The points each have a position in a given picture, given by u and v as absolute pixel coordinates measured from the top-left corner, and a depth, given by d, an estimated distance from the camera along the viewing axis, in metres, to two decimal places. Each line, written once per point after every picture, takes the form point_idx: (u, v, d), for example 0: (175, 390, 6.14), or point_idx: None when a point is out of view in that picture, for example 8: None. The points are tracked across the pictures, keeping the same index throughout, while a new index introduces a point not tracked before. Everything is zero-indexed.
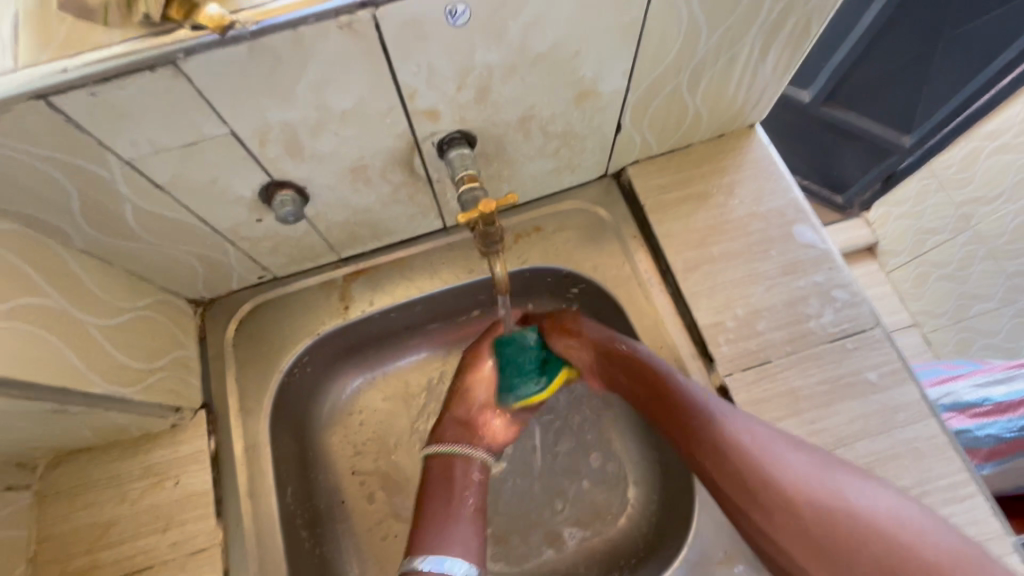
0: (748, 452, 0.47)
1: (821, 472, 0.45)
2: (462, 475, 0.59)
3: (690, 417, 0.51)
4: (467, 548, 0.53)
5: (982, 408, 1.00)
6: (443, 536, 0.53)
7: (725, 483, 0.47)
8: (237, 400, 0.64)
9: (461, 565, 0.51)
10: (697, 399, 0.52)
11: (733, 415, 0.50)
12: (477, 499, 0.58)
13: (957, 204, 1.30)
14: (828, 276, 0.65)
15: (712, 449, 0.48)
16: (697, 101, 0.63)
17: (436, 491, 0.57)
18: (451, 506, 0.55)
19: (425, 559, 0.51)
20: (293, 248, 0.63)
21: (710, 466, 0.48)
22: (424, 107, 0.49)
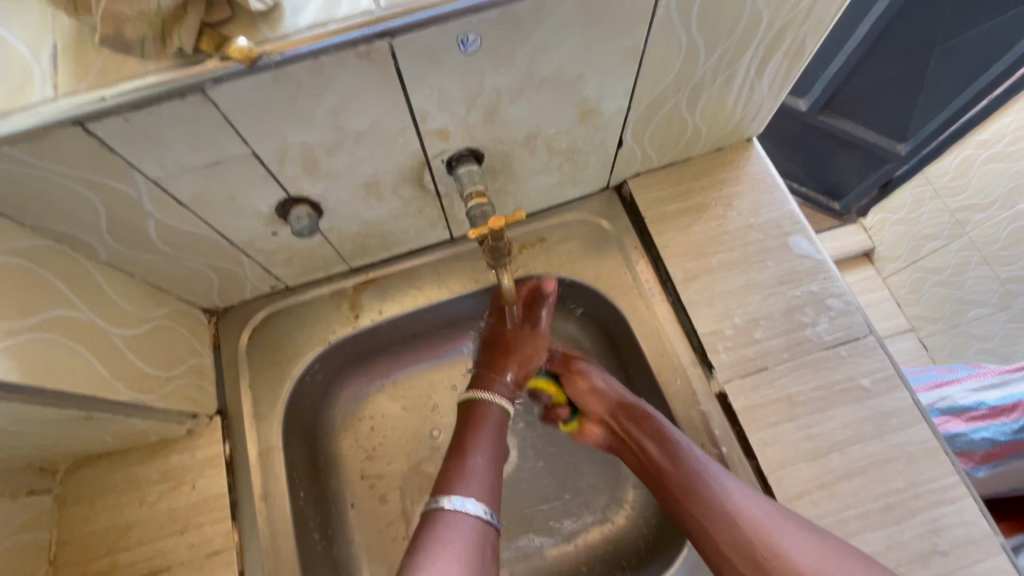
0: (763, 535, 0.51)
1: (826, 551, 0.50)
2: (490, 425, 0.60)
3: (711, 503, 0.53)
4: (490, 494, 0.54)
5: (980, 411, 1.03)
6: (472, 479, 0.54)
7: (741, 561, 0.52)
8: (251, 406, 0.66)
9: (476, 505, 0.52)
10: (718, 482, 0.54)
11: (750, 499, 0.53)
12: (499, 451, 0.59)
13: (952, 212, 1.33)
14: (823, 286, 0.67)
15: (734, 533, 0.52)
16: (696, 118, 0.66)
17: (468, 440, 0.58)
18: (476, 453, 0.57)
19: (455, 500, 0.52)
20: (306, 259, 0.66)
21: (727, 547, 0.52)
22: (435, 127, 0.51)
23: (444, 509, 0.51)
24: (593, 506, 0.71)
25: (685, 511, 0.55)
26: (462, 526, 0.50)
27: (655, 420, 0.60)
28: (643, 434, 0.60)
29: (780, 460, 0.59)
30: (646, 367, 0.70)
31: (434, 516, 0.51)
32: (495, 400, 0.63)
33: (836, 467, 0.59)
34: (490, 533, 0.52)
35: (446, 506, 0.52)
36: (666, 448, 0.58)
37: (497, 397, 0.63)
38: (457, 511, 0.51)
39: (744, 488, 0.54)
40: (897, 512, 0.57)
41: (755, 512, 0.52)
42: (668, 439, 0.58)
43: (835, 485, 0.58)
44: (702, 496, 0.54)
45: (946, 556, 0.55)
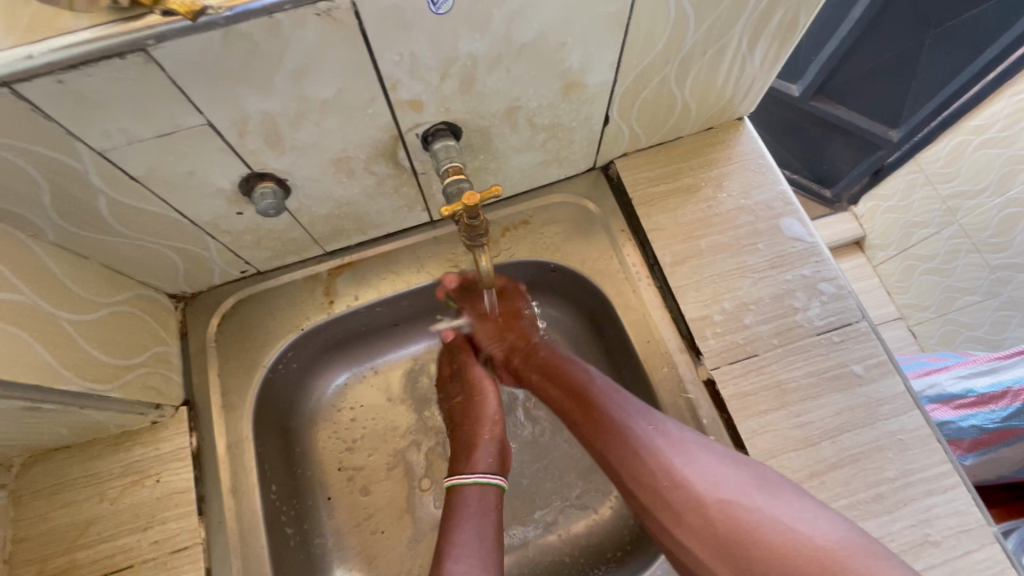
0: (660, 460, 0.49)
1: (731, 478, 0.47)
2: (470, 506, 0.56)
3: (612, 428, 0.53)
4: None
5: (967, 399, 1.03)
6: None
7: (639, 490, 0.50)
8: (220, 396, 0.63)
9: None
10: (620, 408, 0.54)
11: (657, 426, 0.52)
12: (486, 545, 0.52)
13: (944, 199, 1.31)
14: (815, 270, 0.65)
15: (631, 460, 0.51)
16: (686, 93, 0.63)
17: (447, 537, 0.52)
18: (456, 551, 0.50)
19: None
20: (276, 242, 0.62)
21: (625, 475, 0.51)
22: (407, 98, 0.48)
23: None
24: (580, 498, 0.69)
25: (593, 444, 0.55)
26: None
27: (552, 351, 0.65)
28: (543, 368, 0.64)
29: (769, 449, 0.57)
30: (633, 354, 0.67)
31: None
32: (467, 481, 0.58)
33: (827, 455, 0.57)
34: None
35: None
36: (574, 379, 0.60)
37: (475, 475, 0.58)
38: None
39: (655, 419, 0.53)
40: (889, 502, 0.55)
41: (660, 438, 0.51)
42: (561, 366, 0.62)
43: (826, 474, 0.56)
44: (604, 423, 0.54)
45: (938, 546, 0.53)
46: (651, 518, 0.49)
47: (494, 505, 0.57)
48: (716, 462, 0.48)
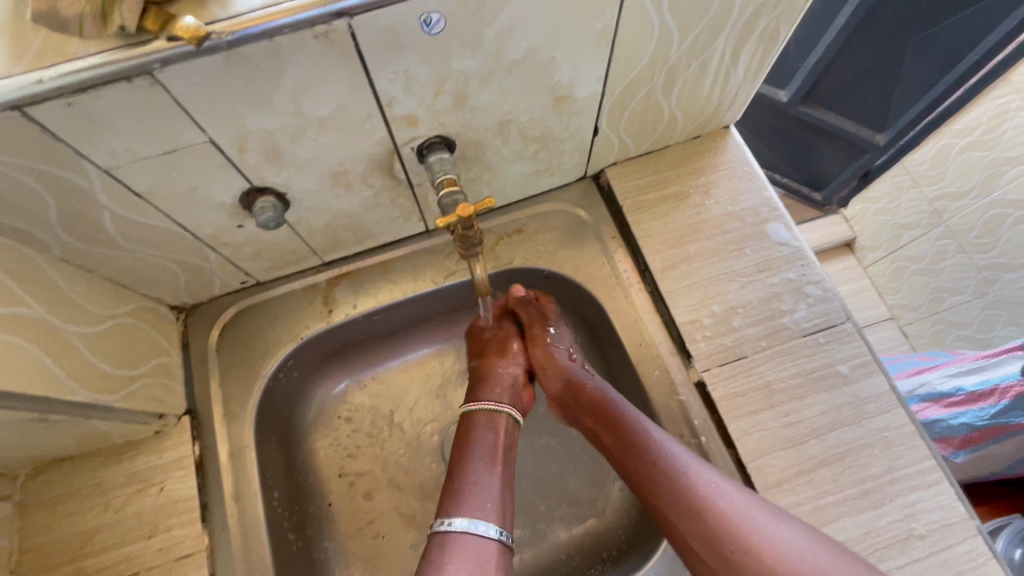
0: (732, 524, 0.47)
1: (803, 546, 0.46)
2: (488, 428, 0.57)
3: (672, 485, 0.51)
4: (495, 512, 0.49)
5: (955, 397, 1.07)
6: (474, 498, 0.49)
7: (705, 552, 0.47)
8: (221, 406, 0.64)
9: (489, 528, 0.47)
10: (680, 463, 0.52)
11: (721, 487, 0.50)
12: (505, 464, 0.54)
13: (931, 200, 1.36)
14: (801, 273, 0.67)
15: (699, 521, 0.48)
16: (672, 104, 0.65)
17: (465, 449, 0.54)
18: (474, 463, 0.52)
19: (460, 521, 0.47)
20: (275, 253, 0.64)
21: (688, 533, 0.48)
22: (402, 113, 0.50)
23: (450, 533, 0.47)
24: (576, 499, 0.71)
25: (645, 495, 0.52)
26: (470, 550, 0.45)
27: (605, 395, 0.59)
28: (594, 408, 0.59)
29: (759, 448, 0.59)
30: (625, 358, 0.69)
31: (439, 544, 0.46)
32: (490, 407, 0.58)
33: (815, 453, 0.59)
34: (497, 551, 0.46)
35: (447, 528, 0.47)
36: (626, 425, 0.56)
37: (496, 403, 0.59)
38: (456, 533, 0.46)
39: (715, 477, 0.51)
40: (875, 498, 0.57)
41: (724, 499, 0.49)
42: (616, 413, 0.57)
43: (813, 472, 0.58)
44: (664, 476, 0.52)
45: (923, 540, 0.55)
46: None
47: (510, 430, 0.58)
48: (785, 529, 0.47)
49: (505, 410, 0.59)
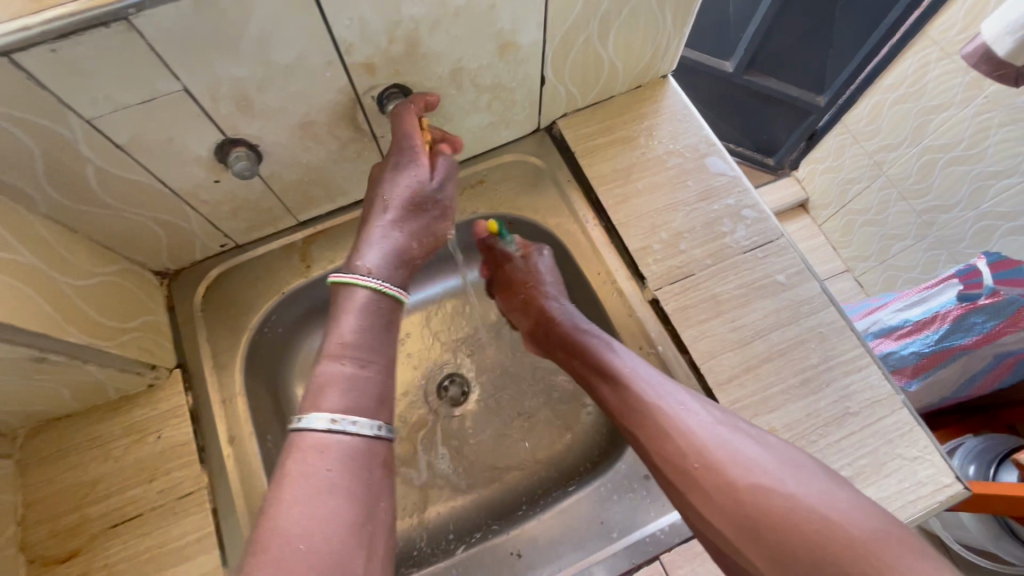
0: (695, 446, 0.52)
1: (776, 468, 0.48)
2: (370, 314, 0.50)
3: (647, 416, 0.56)
4: (378, 406, 0.47)
5: (904, 328, 1.26)
6: (349, 390, 0.46)
7: (676, 474, 0.52)
8: (210, 359, 0.68)
9: (359, 424, 0.44)
10: (654, 393, 0.57)
11: (703, 422, 0.53)
12: (385, 356, 0.50)
13: (870, 154, 1.56)
14: (739, 198, 0.73)
15: (677, 453, 0.52)
16: (610, 52, 0.71)
17: (342, 332, 0.49)
18: (354, 353, 0.48)
19: (331, 417, 0.43)
20: (252, 211, 0.68)
21: (666, 465, 0.53)
22: (361, 60, 0.55)
23: (314, 434, 0.43)
24: (553, 422, 0.76)
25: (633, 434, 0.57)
26: (333, 457, 0.42)
27: (583, 335, 0.66)
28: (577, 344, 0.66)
29: (709, 351, 0.65)
30: (588, 287, 0.75)
31: (304, 440, 0.43)
32: (371, 286, 0.51)
33: (760, 351, 0.65)
34: (382, 448, 0.45)
35: (309, 425, 0.43)
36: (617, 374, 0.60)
37: (384, 283, 0.52)
38: (329, 430, 0.43)
39: (701, 415, 0.54)
40: (814, 384, 0.63)
41: (689, 425, 0.53)
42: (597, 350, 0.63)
43: (759, 367, 0.64)
44: (637, 406, 0.57)
45: (857, 416, 0.62)
46: (687, 499, 0.51)
47: (393, 313, 0.52)
48: (747, 450, 0.50)
49: (392, 292, 0.52)
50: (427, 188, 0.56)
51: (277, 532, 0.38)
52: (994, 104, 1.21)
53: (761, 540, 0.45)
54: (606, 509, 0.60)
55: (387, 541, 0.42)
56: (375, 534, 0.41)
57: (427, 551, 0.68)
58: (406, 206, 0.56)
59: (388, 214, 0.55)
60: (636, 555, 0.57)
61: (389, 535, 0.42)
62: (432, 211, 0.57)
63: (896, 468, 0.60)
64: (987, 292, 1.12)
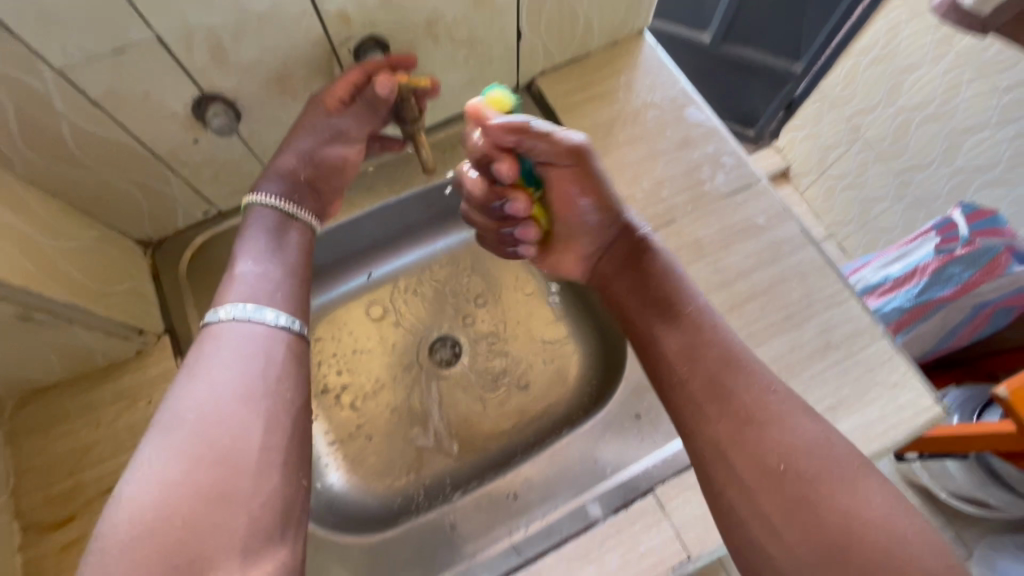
0: (776, 437, 0.45)
1: (859, 478, 0.43)
2: (266, 225, 0.58)
3: (732, 390, 0.48)
4: (275, 304, 0.51)
5: (886, 284, 1.31)
6: (250, 290, 0.51)
7: (746, 461, 0.45)
8: (197, 324, 0.68)
9: (260, 315, 0.49)
10: (738, 368, 0.50)
11: (806, 430, 0.45)
12: (286, 258, 0.56)
13: (847, 119, 1.59)
14: (717, 146, 0.74)
15: (763, 453, 0.45)
16: (585, 6, 0.71)
17: (245, 241, 0.56)
18: (252, 254, 0.54)
19: (230, 309, 0.49)
20: (234, 175, 0.68)
21: (733, 449, 0.46)
22: (335, 9, 0.54)
23: (216, 322, 0.49)
24: (544, 375, 0.77)
25: (707, 419, 0.48)
26: (229, 339, 0.47)
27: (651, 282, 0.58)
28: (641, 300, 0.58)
29: None
30: None
31: (213, 331, 0.49)
32: (267, 203, 0.59)
33: (743, 290, 0.66)
34: (283, 339, 0.49)
35: (213, 319, 0.49)
36: (708, 355, 0.51)
37: (280, 199, 0.59)
38: (228, 320, 0.49)
39: (802, 418, 0.46)
40: (796, 319, 0.65)
41: (776, 413, 0.46)
42: (664, 306, 0.56)
43: (742, 305, 0.66)
44: (714, 376, 0.50)
45: (839, 347, 0.64)
46: (742, 502, 0.44)
47: (296, 232, 0.59)
48: (833, 453, 0.44)
49: (296, 215, 0.60)
50: (332, 121, 0.61)
51: (170, 408, 0.43)
52: (961, 61, 1.24)
53: (831, 569, 0.40)
54: (597, 449, 0.62)
55: (289, 415, 0.45)
56: (269, 407, 0.44)
57: (426, 504, 0.70)
58: (314, 142, 0.61)
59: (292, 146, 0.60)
60: (628, 492, 0.58)
61: (296, 409, 0.46)
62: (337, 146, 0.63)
63: (878, 395, 0.61)
64: (963, 242, 1.17)
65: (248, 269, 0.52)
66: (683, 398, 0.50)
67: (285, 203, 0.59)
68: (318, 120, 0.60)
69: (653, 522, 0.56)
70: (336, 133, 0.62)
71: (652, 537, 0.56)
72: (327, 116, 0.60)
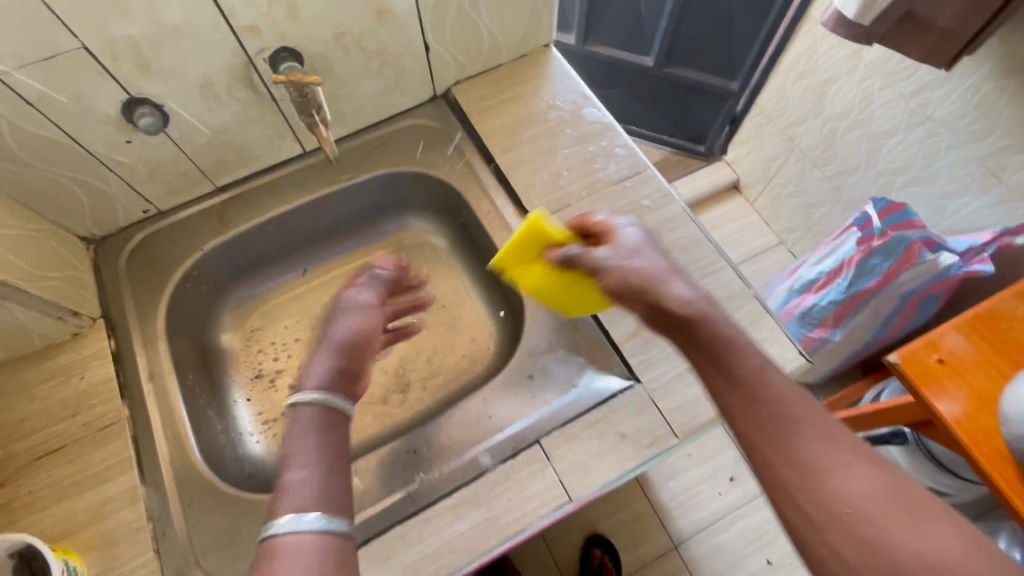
0: (834, 476, 0.38)
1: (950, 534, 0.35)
2: (318, 419, 0.52)
3: (779, 414, 0.40)
4: (329, 502, 0.45)
5: (822, 279, 1.38)
6: (304, 490, 0.45)
7: (805, 512, 0.37)
8: (134, 310, 0.74)
9: (315, 518, 0.43)
10: (783, 392, 0.41)
11: (865, 476, 0.37)
12: (337, 460, 0.49)
13: (784, 130, 1.70)
14: (611, 140, 0.82)
15: (827, 495, 0.37)
16: (487, 22, 0.79)
17: (294, 444, 0.49)
18: (300, 459, 0.48)
19: (288, 518, 0.42)
20: (169, 174, 0.75)
21: (795, 495, 0.38)
22: (246, 23, 0.63)
23: (277, 533, 0.42)
24: (464, 356, 0.82)
25: (761, 458, 0.40)
26: (290, 553, 0.41)
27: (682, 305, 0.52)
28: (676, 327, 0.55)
29: None
30: (480, 230, 0.82)
31: (269, 547, 0.41)
32: (320, 394, 0.54)
33: None
34: (342, 543, 0.43)
35: (270, 533, 0.42)
36: (776, 371, 0.42)
37: (324, 389, 0.55)
38: (290, 532, 0.42)
39: (856, 461, 0.38)
40: None
41: (834, 454, 0.38)
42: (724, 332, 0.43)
43: None
44: (755, 396, 0.41)
45: None
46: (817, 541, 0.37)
47: (336, 424, 0.53)
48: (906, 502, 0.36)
49: (340, 408, 0.54)
50: (353, 300, 0.66)
51: None
52: (872, 72, 1.35)
53: None
54: (493, 406, 0.68)
55: None
56: None
57: None
58: (339, 318, 0.64)
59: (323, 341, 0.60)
60: (518, 442, 0.64)
61: None
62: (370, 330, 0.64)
63: None
64: (878, 235, 1.22)
65: (300, 471, 0.46)
66: (755, 422, 0.40)
67: (327, 397, 0.54)
68: (353, 304, 0.66)
69: (538, 469, 0.62)
70: (358, 305, 0.66)
71: (536, 483, 0.61)
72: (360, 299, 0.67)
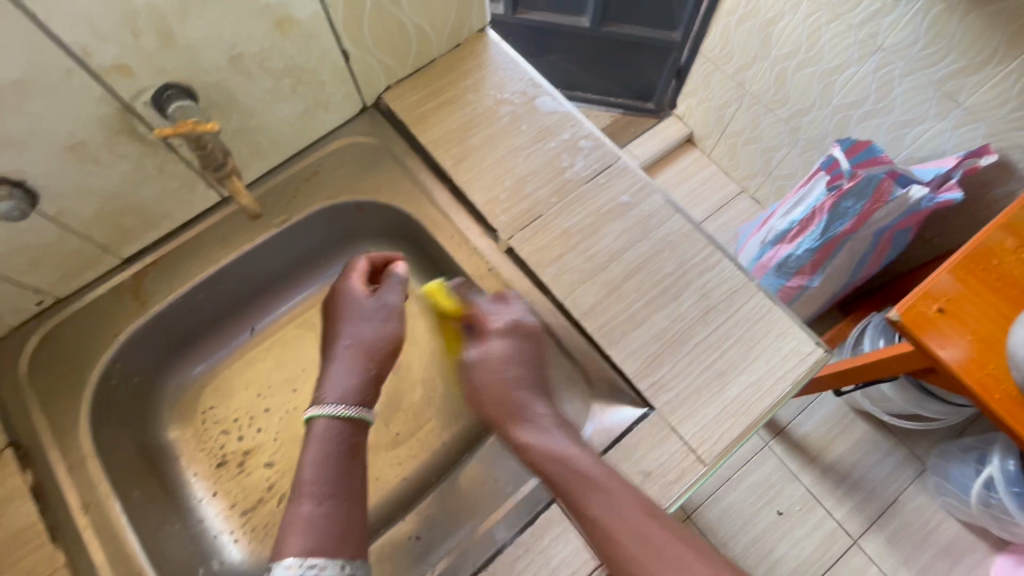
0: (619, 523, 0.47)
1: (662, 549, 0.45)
2: (333, 444, 0.53)
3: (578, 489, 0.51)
4: (343, 541, 0.47)
5: (794, 229, 1.29)
6: (307, 527, 0.47)
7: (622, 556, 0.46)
8: (48, 429, 0.61)
9: (316, 563, 0.45)
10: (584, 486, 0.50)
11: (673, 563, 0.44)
12: (347, 488, 0.51)
13: (732, 77, 1.61)
14: (573, 132, 0.73)
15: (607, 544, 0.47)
16: (411, 15, 0.67)
17: (305, 475, 0.51)
18: (311, 492, 0.49)
19: (294, 563, 0.44)
20: (57, 257, 0.62)
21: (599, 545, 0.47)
22: (109, 63, 0.50)
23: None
24: (453, 398, 0.74)
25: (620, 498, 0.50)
26: None
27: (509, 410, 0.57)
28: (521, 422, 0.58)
29: (570, 284, 0.65)
30: (446, 257, 0.73)
31: None
32: (332, 412, 0.54)
33: (618, 273, 0.65)
34: None
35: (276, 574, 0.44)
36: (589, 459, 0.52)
37: (342, 405, 0.55)
38: None
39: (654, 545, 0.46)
40: (674, 292, 0.64)
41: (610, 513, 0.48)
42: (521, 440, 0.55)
43: (620, 288, 0.64)
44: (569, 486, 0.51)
45: (719, 310, 0.63)
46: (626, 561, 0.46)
47: (353, 435, 0.55)
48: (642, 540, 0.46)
49: (361, 414, 0.56)
50: (366, 304, 0.62)
51: None
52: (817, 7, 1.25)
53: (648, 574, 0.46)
54: None
55: None
56: None
57: None
58: (350, 321, 0.61)
59: (339, 346, 0.60)
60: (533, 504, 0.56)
61: None
62: (383, 323, 0.61)
63: (763, 350, 0.61)
64: (849, 176, 1.14)
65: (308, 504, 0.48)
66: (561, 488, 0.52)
67: (348, 404, 0.55)
68: (355, 306, 0.62)
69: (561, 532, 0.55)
70: (379, 309, 0.62)
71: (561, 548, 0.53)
72: (363, 297, 0.63)
